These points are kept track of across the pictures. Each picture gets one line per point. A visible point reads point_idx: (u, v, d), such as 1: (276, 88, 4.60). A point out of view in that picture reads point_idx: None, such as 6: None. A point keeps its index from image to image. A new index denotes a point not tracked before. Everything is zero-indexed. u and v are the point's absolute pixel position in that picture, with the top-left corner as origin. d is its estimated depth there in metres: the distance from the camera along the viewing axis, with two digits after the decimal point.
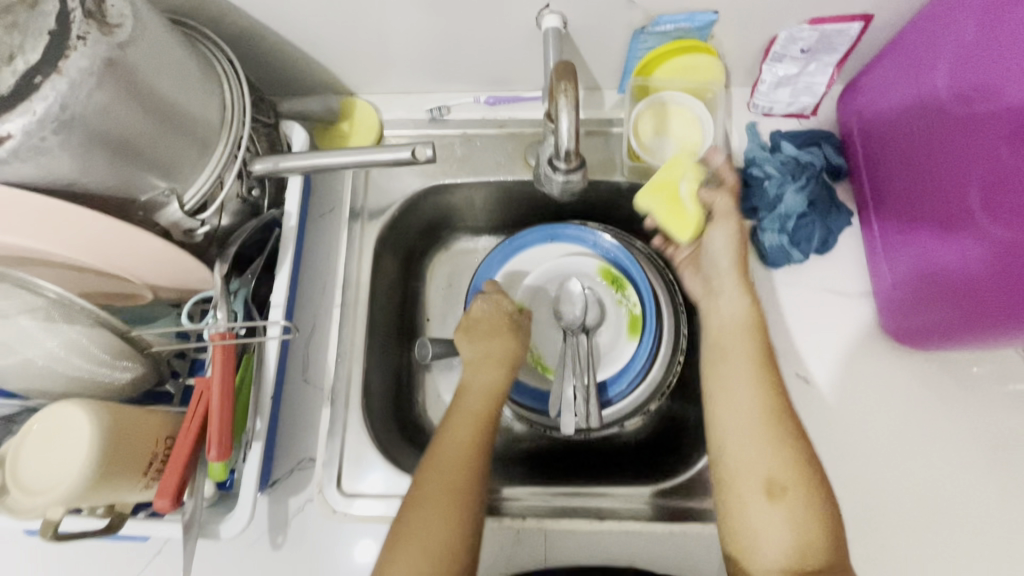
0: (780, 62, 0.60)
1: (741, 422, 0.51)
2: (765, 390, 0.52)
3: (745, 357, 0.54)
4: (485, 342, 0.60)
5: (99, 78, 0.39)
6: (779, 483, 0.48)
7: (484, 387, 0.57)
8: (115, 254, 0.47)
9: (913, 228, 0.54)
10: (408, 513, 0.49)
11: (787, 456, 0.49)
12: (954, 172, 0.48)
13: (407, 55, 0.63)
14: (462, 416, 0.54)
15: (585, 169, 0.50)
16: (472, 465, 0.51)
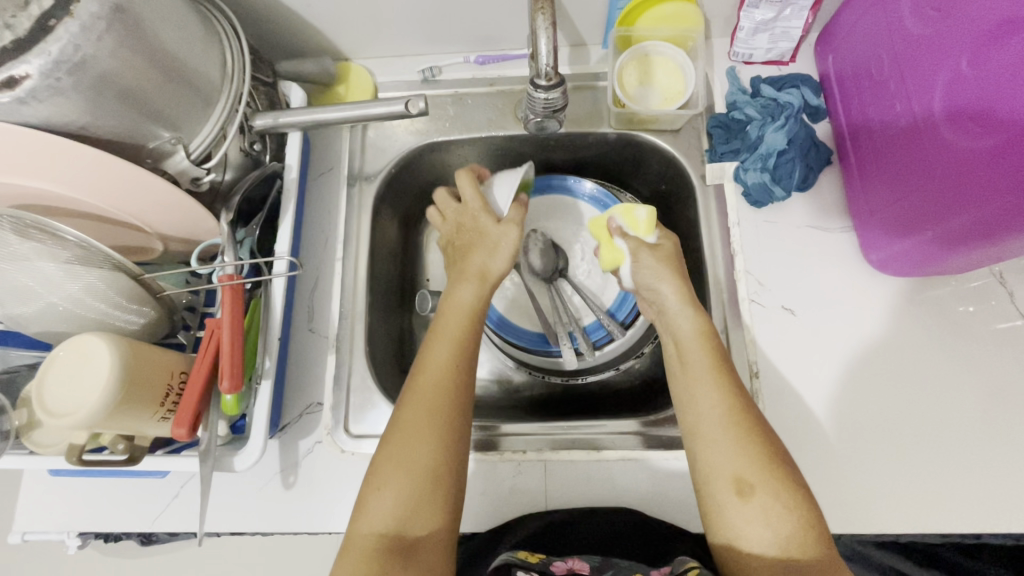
0: (758, 8, 0.61)
1: (705, 424, 0.49)
2: (728, 394, 0.49)
3: (704, 363, 0.51)
4: (486, 256, 0.59)
5: (108, 22, 0.42)
6: (747, 481, 0.46)
7: (462, 307, 0.56)
8: (129, 199, 0.50)
9: (893, 141, 0.55)
10: (396, 437, 0.48)
11: (754, 453, 0.46)
12: (938, 76, 0.49)
13: (398, 16, 0.66)
14: (444, 336, 0.53)
15: (564, 86, 0.57)
16: (456, 387, 0.50)
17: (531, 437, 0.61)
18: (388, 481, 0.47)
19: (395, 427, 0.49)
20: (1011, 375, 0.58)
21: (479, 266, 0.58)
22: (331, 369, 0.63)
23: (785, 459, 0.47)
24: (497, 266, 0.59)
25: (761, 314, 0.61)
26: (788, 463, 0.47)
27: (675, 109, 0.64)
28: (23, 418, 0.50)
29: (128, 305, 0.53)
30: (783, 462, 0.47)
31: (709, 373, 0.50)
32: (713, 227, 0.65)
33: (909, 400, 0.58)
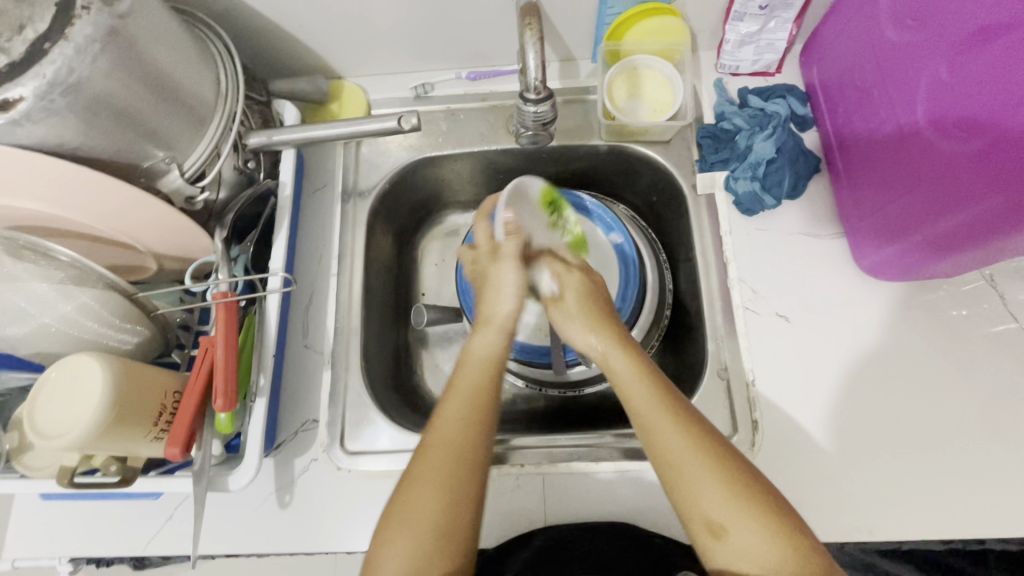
0: (742, 21, 0.63)
1: (674, 468, 0.47)
2: (682, 430, 0.48)
3: (653, 404, 0.49)
4: (494, 302, 0.57)
5: (103, 44, 0.42)
6: (719, 521, 0.45)
7: (486, 355, 0.54)
8: (123, 218, 0.50)
9: (881, 152, 0.56)
10: (401, 511, 0.47)
11: (720, 488, 0.45)
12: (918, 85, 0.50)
13: (390, 34, 0.67)
14: (459, 394, 0.51)
15: (553, 99, 0.58)
16: (468, 466, 0.48)
17: (531, 449, 0.61)
18: (393, 540, 0.46)
19: (399, 498, 0.48)
20: (1007, 378, 0.58)
21: (487, 313, 0.57)
22: (326, 386, 0.63)
23: (752, 482, 0.46)
24: (504, 308, 0.56)
25: (756, 322, 0.61)
26: (757, 487, 0.46)
27: (665, 120, 0.64)
28: (14, 442, 0.49)
29: (121, 325, 0.53)
30: (750, 485, 0.46)
31: (660, 416, 0.49)
32: (705, 236, 0.66)
33: (906, 405, 0.58)
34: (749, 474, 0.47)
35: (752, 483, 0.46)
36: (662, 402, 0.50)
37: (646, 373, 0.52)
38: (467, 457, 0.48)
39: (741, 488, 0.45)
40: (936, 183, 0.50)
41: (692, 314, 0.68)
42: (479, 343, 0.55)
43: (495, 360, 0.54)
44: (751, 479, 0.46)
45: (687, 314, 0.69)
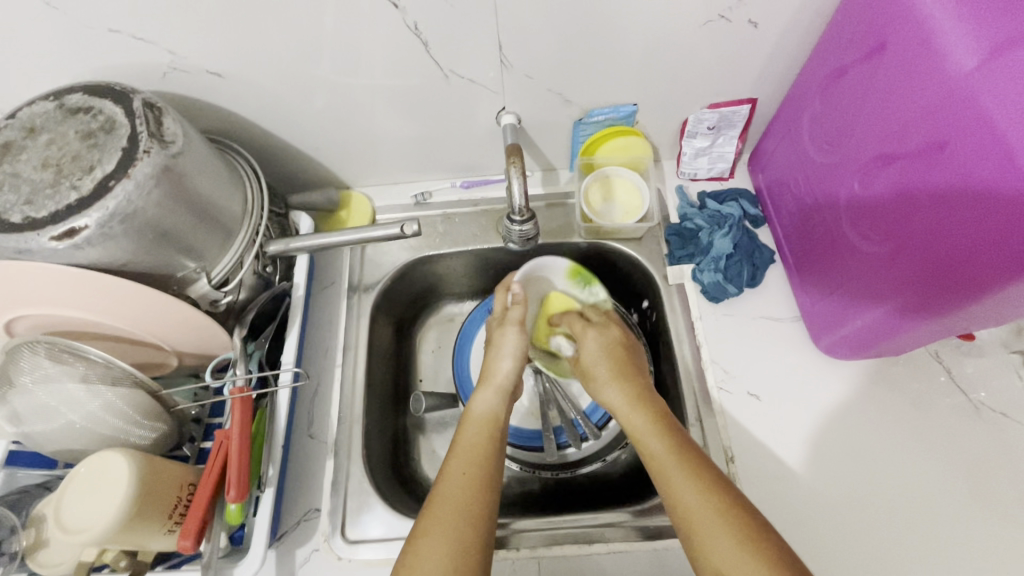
0: (695, 138, 0.75)
1: (689, 523, 0.48)
2: (696, 482, 0.49)
3: (665, 455, 0.52)
4: (496, 361, 0.65)
5: (157, 180, 0.50)
6: (729, 573, 0.44)
7: (486, 416, 0.60)
8: (153, 320, 0.56)
9: (823, 240, 0.64)
10: (416, 546, 0.48)
11: (732, 543, 0.45)
12: (838, 185, 0.59)
13: (394, 153, 0.77)
14: (465, 449, 0.56)
15: (535, 218, 0.67)
16: (480, 493, 0.51)
17: (527, 533, 0.63)
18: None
19: (413, 539, 0.49)
20: (964, 448, 0.63)
21: (490, 371, 0.64)
22: (329, 474, 0.66)
23: (764, 533, 0.45)
24: (504, 367, 0.64)
25: (730, 400, 0.67)
26: (766, 535, 0.45)
27: (634, 222, 0.74)
28: (30, 539, 0.51)
29: (142, 421, 0.57)
30: (761, 533, 0.45)
31: (671, 461, 0.52)
32: (678, 322, 0.73)
33: (875, 477, 0.62)
34: (767, 526, 0.46)
35: (747, 516, 0.47)
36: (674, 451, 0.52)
37: (661, 428, 0.55)
38: (472, 489, 0.52)
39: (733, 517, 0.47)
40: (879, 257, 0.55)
41: (671, 394, 0.73)
42: (480, 403, 0.62)
43: (493, 421, 0.60)
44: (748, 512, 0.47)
45: (668, 394, 0.74)
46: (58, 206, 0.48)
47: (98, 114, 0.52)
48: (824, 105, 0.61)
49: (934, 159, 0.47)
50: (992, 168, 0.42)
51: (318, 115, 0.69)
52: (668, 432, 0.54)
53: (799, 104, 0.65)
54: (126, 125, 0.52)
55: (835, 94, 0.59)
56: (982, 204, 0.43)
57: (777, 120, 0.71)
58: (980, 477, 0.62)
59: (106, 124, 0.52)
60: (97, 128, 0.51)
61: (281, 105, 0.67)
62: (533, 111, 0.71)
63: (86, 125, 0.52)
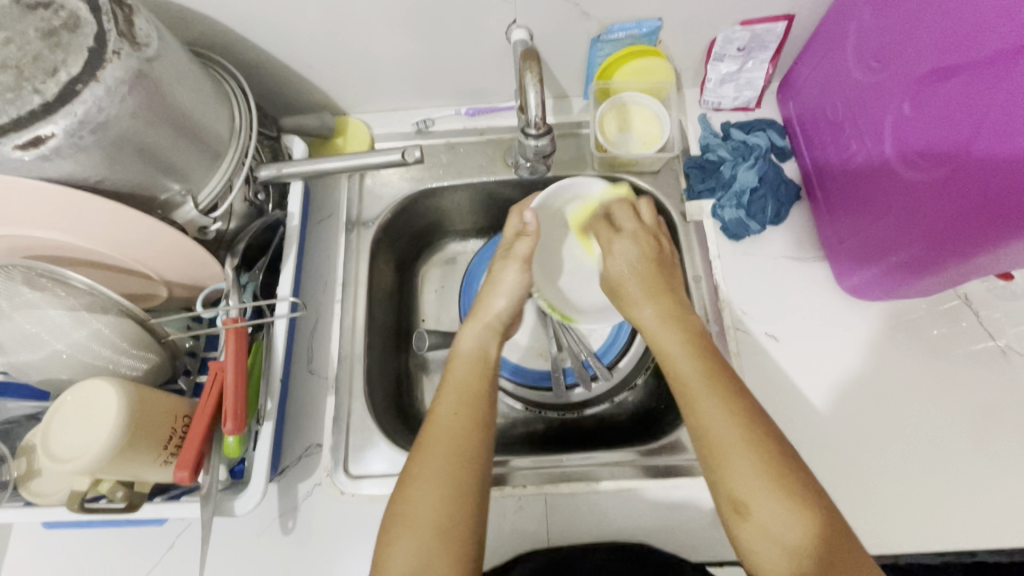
0: (722, 61, 0.69)
1: (714, 448, 0.46)
2: (727, 403, 0.47)
3: (699, 381, 0.48)
4: (489, 298, 0.62)
5: (131, 85, 0.45)
6: (744, 498, 0.44)
7: (473, 354, 0.57)
8: (135, 244, 0.52)
9: (861, 167, 0.59)
10: (408, 488, 0.47)
11: (754, 466, 0.44)
12: (886, 107, 0.54)
13: (393, 75, 0.71)
14: (453, 386, 0.53)
15: (551, 132, 0.61)
16: (477, 435, 0.49)
17: (530, 470, 0.62)
18: (403, 533, 0.44)
19: (405, 477, 0.47)
20: (987, 394, 0.61)
21: (479, 307, 0.61)
22: (330, 410, 0.64)
23: (791, 465, 0.44)
24: (496, 305, 0.61)
25: (745, 342, 0.64)
26: (794, 466, 0.44)
27: (654, 152, 0.68)
28: (22, 468, 0.50)
29: (131, 351, 0.54)
30: (788, 466, 0.44)
31: (705, 387, 0.48)
32: (695, 260, 0.69)
33: (893, 421, 0.60)
34: (791, 460, 0.44)
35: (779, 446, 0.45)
36: (709, 376, 0.49)
37: (696, 348, 0.51)
38: (468, 425, 0.50)
39: (768, 447, 0.45)
40: (925, 187, 0.51)
41: None
42: (468, 338, 0.59)
43: (482, 357, 0.56)
44: (779, 443, 0.45)
45: None
46: (20, 112, 0.42)
47: (60, 10, 0.46)
48: (875, 15, 0.54)
49: (1004, 72, 0.42)
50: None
51: (308, 28, 0.62)
52: (702, 352, 0.51)
53: (844, 16, 0.59)
54: (91, 22, 0.46)
55: (892, 1, 0.52)
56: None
57: (817, 38, 0.64)
58: (1002, 424, 0.60)
59: (69, 21, 0.46)
60: (59, 25, 0.45)
61: (267, 12, 0.60)
62: (547, 25, 0.64)
63: (47, 22, 0.45)
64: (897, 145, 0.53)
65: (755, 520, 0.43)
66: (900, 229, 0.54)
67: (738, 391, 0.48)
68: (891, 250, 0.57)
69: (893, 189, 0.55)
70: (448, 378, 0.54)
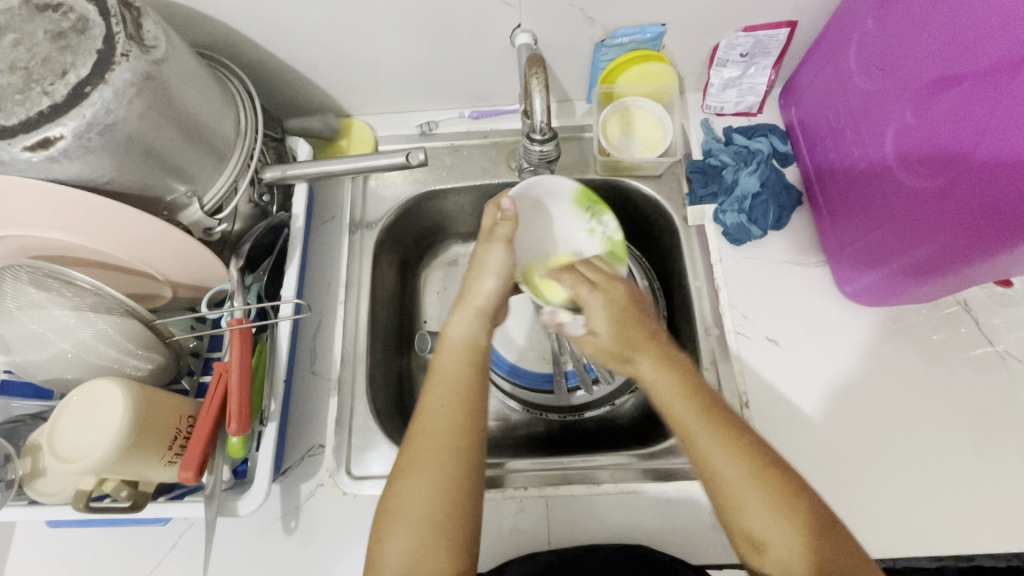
0: (725, 66, 0.69)
1: (720, 485, 0.46)
2: (728, 447, 0.46)
3: (692, 419, 0.48)
4: (478, 280, 0.57)
5: (139, 88, 0.46)
6: (760, 538, 0.44)
7: (464, 342, 0.54)
8: (141, 245, 0.52)
9: (863, 173, 0.59)
10: (399, 486, 0.47)
11: (767, 509, 0.44)
12: (888, 114, 0.54)
13: (397, 78, 0.71)
14: (443, 377, 0.52)
15: (556, 137, 0.62)
16: (461, 431, 0.48)
17: (530, 472, 0.63)
18: (396, 534, 0.45)
19: (397, 475, 0.48)
20: (985, 400, 0.61)
21: (467, 292, 0.57)
22: (333, 411, 0.64)
23: (803, 505, 0.44)
24: (485, 288, 0.57)
25: (746, 346, 0.65)
26: (799, 494, 0.45)
27: (656, 156, 0.69)
28: (27, 468, 0.51)
29: (136, 351, 0.54)
30: (799, 502, 0.44)
31: (700, 424, 0.47)
32: (697, 265, 0.69)
33: (893, 426, 0.61)
34: (797, 487, 0.45)
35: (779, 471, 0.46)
36: (701, 408, 0.48)
37: (687, 385, 0.49)
38: (458, 422, 0.49)
39: (774, 476, 0.45)
40: (925, 195, 0.51)
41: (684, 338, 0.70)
42: (456, 324, 0.56)
43: (472, 345, 0.54)
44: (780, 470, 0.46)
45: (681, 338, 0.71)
46: (29, 114, 0.43)
47: (69, 13, 0.46)
48: (879, 22, 0.55)
49: (1006, 81, 0.42)
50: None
51: (314, 31, 0.63)
52: (695, 390, 0.49)
53: (849, 22, 0.59)
54: (99, 24, 0.46)
55: (896, 8, 0.53)
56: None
57: (820, 46, 0.64)
58: (1000, 429, 0.60)
59: (78, 23, 0.46)
60: (69, 27, 0.46)
61: (274, 14, 0.60)
62: (552, 30, 0.65)
63: (56, 25, 0.46)
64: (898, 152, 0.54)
65: (773, 558, 0.44)
66: (902, 236, 0.55)
67: (735, 425, 0.48)
68: (892, 256, 0.57)
69: (895, 196, 0.55)
70: (437, 374, 0.52)
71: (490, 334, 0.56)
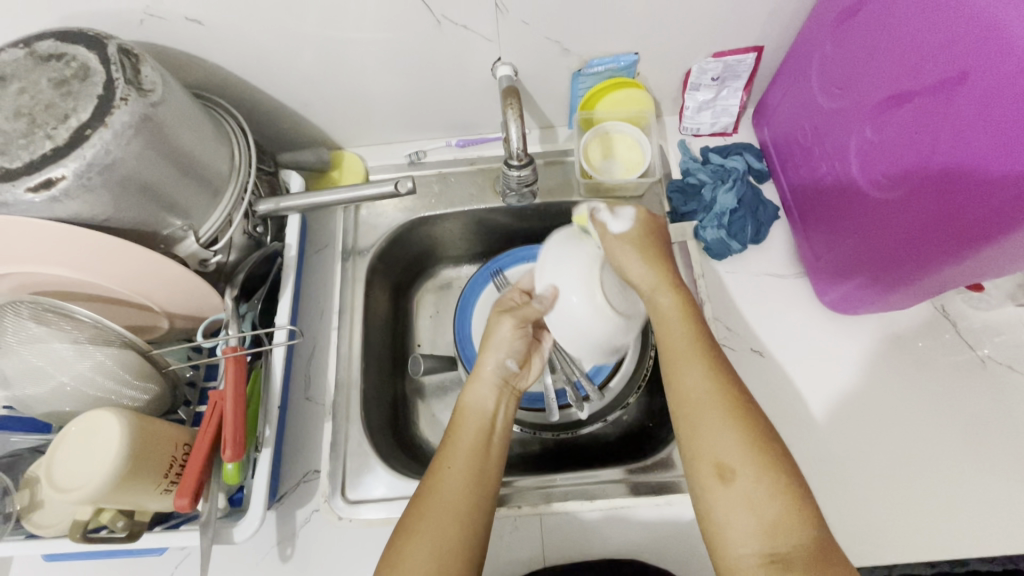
0: (698, 90, 0.72)
1: (691, 404, 0.50)
2: (711, 375, 0.51)
3: (683, 343, 0.54)
4: (485, 356, 0.60)
5: (137, 129, 0.48)
6: (730, 466, 0.47)
7: (482, 413, 0.56)
8: (138, 278, 0.54)
9: (831, 190, 0.62)
10: (404, 540, 0.48)
11: (737, 438, 0.48)
12: (850, 133, 0.57)
13: (386, 110, 0.74)
14: (460, 441, 0.54)
15: (534, 162, 0.64)
16: (472, 504, 0.50)
17: (527, 491, 0.63)
18: None
19: (403, 534, 0.48)
20: (969, 404, 0.63)
21: (476, 366, 0.60)
22: (328, 437, 0.65)
23: (765, 431, 0.48)
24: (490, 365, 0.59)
25: (733, 358, 0.66)
26: (780, 453, 0.47)
27: (636, 177, 0.71)
28: (24, 501, 0.51)
29: (134, 382, 0.55)
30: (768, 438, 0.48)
31: (688, 354, 0.53)
32: (681, 280, 0.71)
33: (879, 432, 0.62)
34: (778, 445, 0.48)
35: (760, 422, 0.49)
36: (695, 335, 0.54)
37: (684, 309, 0.56)
38: (469, 493, 0.50)
39: (747, 408, 0.49)
40: (890, 210, 0.53)
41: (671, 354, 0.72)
42: (472, 396, 0.57)
43: (488, 417, 0.56)
44: (771, 435, 0.48)
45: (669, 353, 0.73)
46: (33, 156, 0.46)
47: (72, 61, 0.49)
48: (836, 46, 0.58)
49: (953, 97, 0.45)
50: (1000, 116, 0.41)
51: (304, 70, 0.66)
52: (691, 319, 0.55)
53: (809, 47, 0.62)
54: (100, 71, 0.49)
55: (850, 33, 0.56)
56: (993, 166, 0.42)
57: (786, 69, 0.68)
58: (984, 432, 0.61)
59: (80, 71, 0.49)
60: (70, 75, 0.49)
61: (265, 56, 0.64)
62: (531, 62, 0.68)
63: (60, 73, 0.49)
64: (862, 169, 0.56)
65: (737, 485, 0.46)
66: (873, 247, 0.57)
67: (721, 357, 0.53)
68: (865, 264, 0.59)
69: (863, 211, 0.57)
70: (455, 441, 0.54)
71: (501, 408, 0.58)
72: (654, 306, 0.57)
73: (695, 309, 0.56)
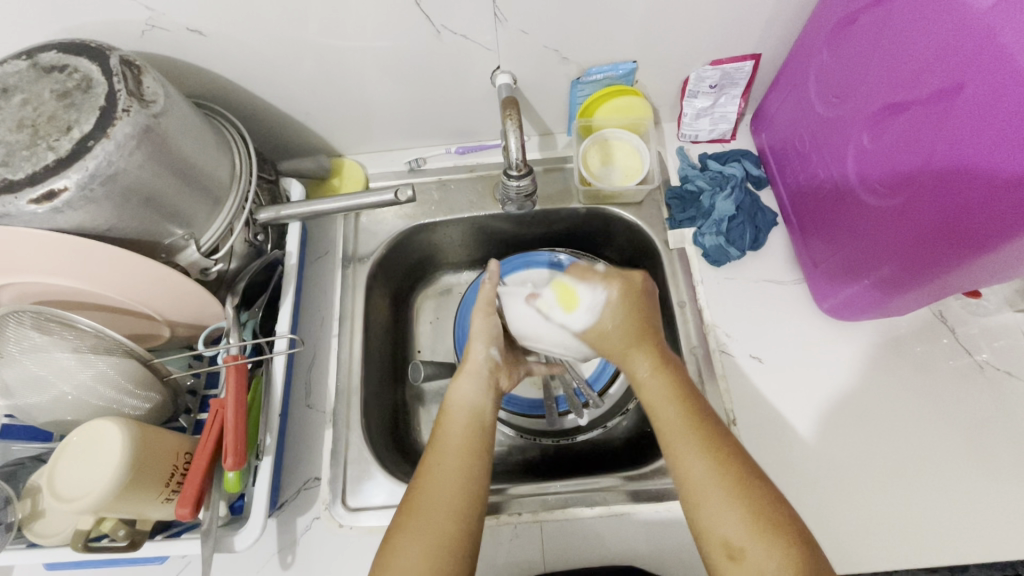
0: (696, 97, 0.73)
1: (693, 488, 0.48)
2: (706, 455, 0.49)
3: (680, 422, 0.51)
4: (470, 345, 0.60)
5: (139, 140, 0.48)
6: (738, 544, 0.45)
7: (467, 404, 0.56)
8: (139, 287, 0.54)
9: (831, 196, 0.62)
10: (393, 543, 0.48)
11: (740, 517, 0.46)
12: (848, 140, 0.58)
13: (386, 119, 0.75)
14: (443, 448, 0.53)
15: (533, 172, 0.64)
16: (465, 494, 0.50)
17: (525, 498, 0.63)
18: None
19: (396, 527, 0.49)
20: (968, 409, 0.63)
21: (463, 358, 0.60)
22: (329, 443, 0.65)
23: (765, 497, 0.47)
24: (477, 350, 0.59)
25: (732, 364, 0.66)
26: (788, 521, 0.46)
27: (635, 184, 0.72)
28: (26, 510, 0.51)
29: (135, 391, 0.55)
30: (770, 505, 0.46)
31: (687, 432, 0.50)
32: (679, 286, 0.71)
33: (878, 438, 0.62)
34: (785, 517, 0.46)
35: (762, 497, 0.47)
36: (689, 412, 0.51)
37: (678, 390, 0.53)
38: (463, 490, 0.50)
39: (749, 483, 0.47)
40: (890, 216, 0.53)
41: None
42: (462, 390, 0.57)
43: (476, 410, 0.56)
44: (774, 510, 0.46)
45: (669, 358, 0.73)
46: (36, 168, 0.46)
47: (74, 73, 0.50)
48: (833, 54, 0.58)
49: (951, 105, 0.45)
50: (997, 124, 0.41)
51: (304, 78, 0.66)
52: (686, 397, 0.52)
53: (807, 55, 0.63)
54: (102, 82, 0.49)
55: (846, 40, 0.56)
56: (993, 174, 0.42)
57: (783, 76, 0.68)
58: (982, 438, 0.61)
59: (82, 82, 0.49)
60: (73, 87, 0.49)
61: (265, 64, 0.64)
62: (530, 70, 0.68)
63: (62, 84, 0.49)
64: (862, 176, 0.56)
65: (749, 566, 0.44)
66: (873, 252, 0.57)
67: (720, 433, 0.50)
68: (865, 270, 0.59)
69: (863, 217, 0.57)
70: (432, 458, 0.53)
71: (495, 399, 0.58)
72: (640, 385, 0.54)
73: (685, 382, 0.54)
